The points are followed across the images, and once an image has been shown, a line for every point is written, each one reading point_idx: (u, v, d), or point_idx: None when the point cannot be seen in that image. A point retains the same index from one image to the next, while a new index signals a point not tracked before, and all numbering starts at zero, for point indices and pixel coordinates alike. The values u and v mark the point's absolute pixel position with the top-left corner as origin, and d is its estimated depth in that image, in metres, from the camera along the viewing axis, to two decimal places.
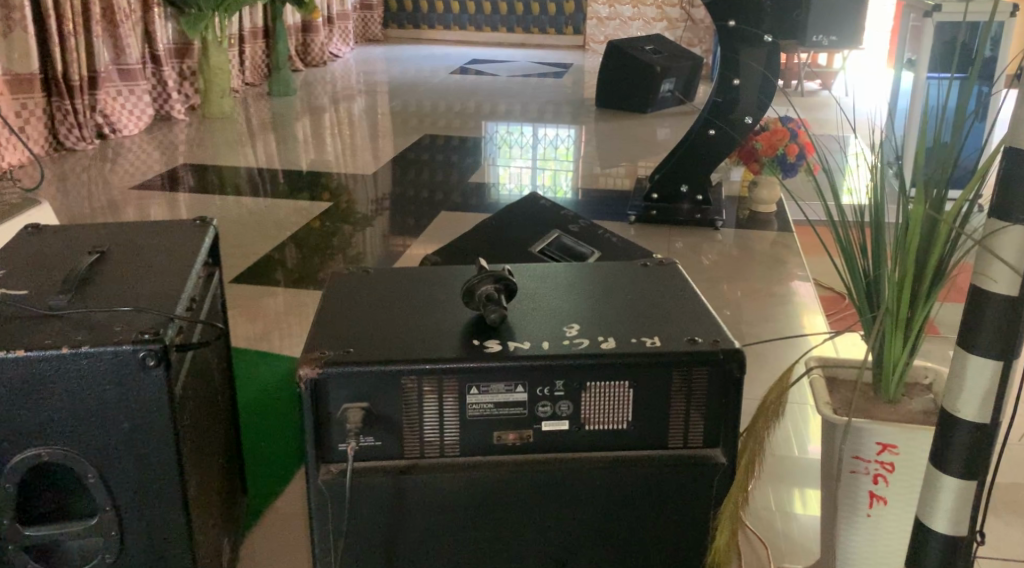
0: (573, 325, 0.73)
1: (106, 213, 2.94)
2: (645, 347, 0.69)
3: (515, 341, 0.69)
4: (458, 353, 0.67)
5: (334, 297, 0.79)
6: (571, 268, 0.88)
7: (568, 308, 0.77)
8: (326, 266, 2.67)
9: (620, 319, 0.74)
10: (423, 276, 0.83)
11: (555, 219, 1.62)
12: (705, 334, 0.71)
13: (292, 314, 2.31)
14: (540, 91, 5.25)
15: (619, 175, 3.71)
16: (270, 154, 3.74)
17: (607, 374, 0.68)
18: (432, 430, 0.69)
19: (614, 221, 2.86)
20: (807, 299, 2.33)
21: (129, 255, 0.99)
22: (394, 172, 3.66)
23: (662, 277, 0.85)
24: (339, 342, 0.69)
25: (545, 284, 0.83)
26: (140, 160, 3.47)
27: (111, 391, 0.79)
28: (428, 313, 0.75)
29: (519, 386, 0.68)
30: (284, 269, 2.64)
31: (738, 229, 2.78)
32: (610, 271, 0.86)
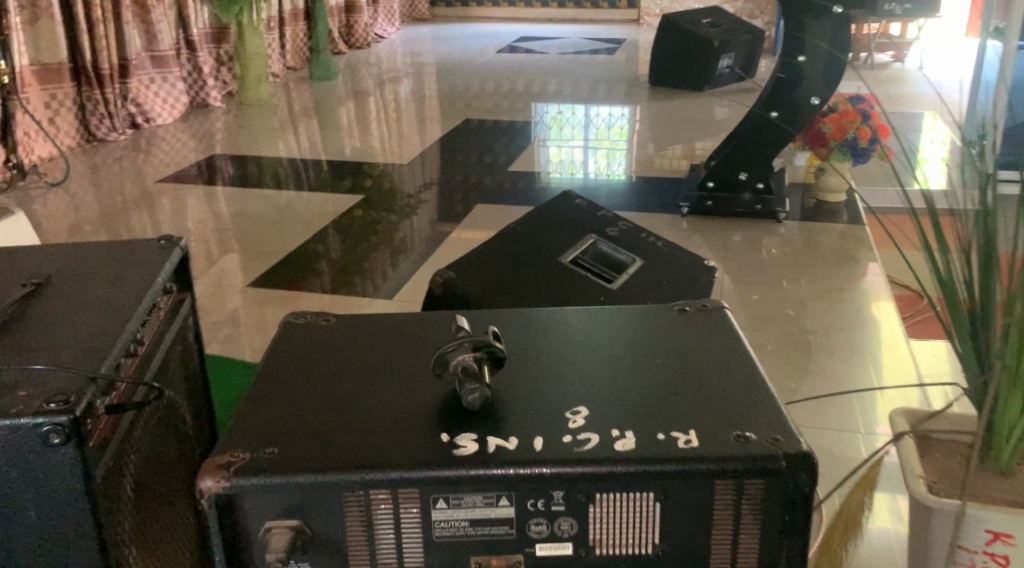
0: (580, 408, 0.55)
1: (139, 206, 2.85)
2: (677, 446, 0.50)
3: (498, 438, 0.51)
4: (420, 455, 0.49)
5: (276, 359, 0.62)
6: (584, 314, 0.70)
7: (576, 379, 0.59)
8: (371, 258, 2.53)
9: (643, 399, 0.56)
10: (395, 327, 0.66)
11: (591, 224, 1.44)
12: (760, 426, 0.52)
13: None
14: (592, 68, 5.02)
15: (675, 157, 3.48)
16: (309, 140, 3.62)
17: (624, 485, 0.50)
18: (389, 552, 0.52)
19: (665, 213, 2.65)
20: (877, 286, 2.16)
21: (70, 286, 0.84)
22: (437, 157, 3.50)
23: (706, 330, 0.66)
24: (262, 434, 0.52)
25: (548, 342, 0.65)
26: (175, 149, 3.38)
27: (13, 473, 0.63)
28: (391, 386, 0.57)
29: (502, 499, 0.50)
30: (328, 260, 2.51)
31: (802, 220, 2.55)
32: (634, 322, 0.68)
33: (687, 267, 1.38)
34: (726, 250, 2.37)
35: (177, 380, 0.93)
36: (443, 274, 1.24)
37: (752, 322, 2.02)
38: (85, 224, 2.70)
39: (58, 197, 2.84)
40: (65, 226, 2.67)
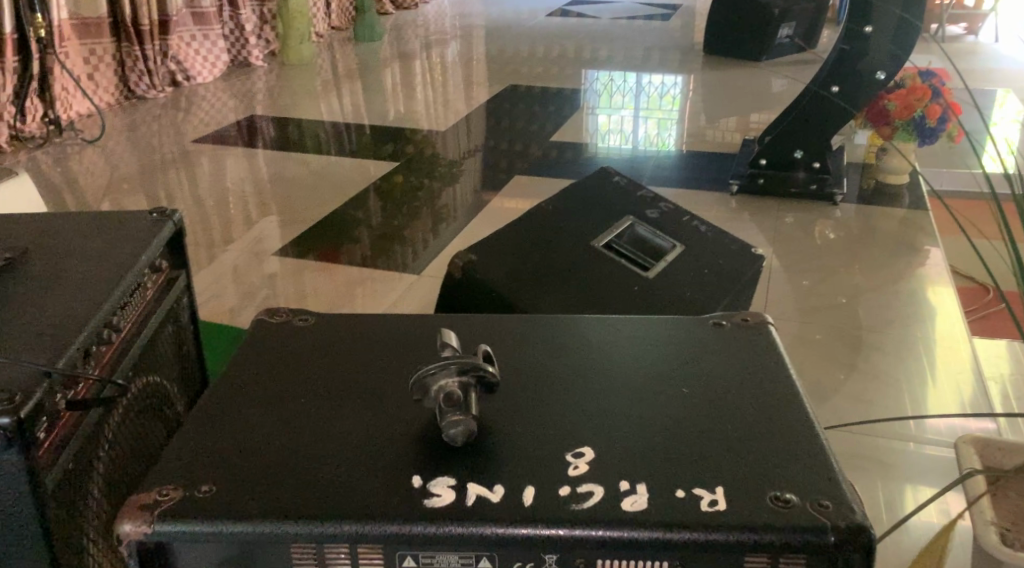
0: (584, 450, 0.52)
1: (177, 164, 2.82)
2: (696, 508, 0.47)
3: (482, 486, 0.49)
4: (375, 506, 0.47)
5: (240, 372, 0.60)
6: (565, 323, 0.67)
7: (562, 407, 0.56)
8: (412, 226, 2.45)
9: (639, 438, 0.53)
10: (368, 338, 0.64)
11: (629, 205, 1.34)
12: (782, 486, 0.49)
13: (356, 284, 2.10)
14: (646, 34, 4.84)
15: (729, 129, 3.32)
16: (352, 103, 3.55)
17: (636, 552, 0.46)
18: None
19: (714, 190, 2.52)
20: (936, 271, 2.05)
21: (47, 266, 0.77)
22: (482, 123, 3.40)
23: (718, 353, 0.62)
24: (229, 468, 0.50)
25: (528, 356, 0.62)
26: (215, 108, 3.34)
27: None
28: (361, 409, 0.56)
29: (480, 558, 0.47)
30: (367, 226, 2.44)
31: (860, 204, 2.39)
32: (620, 335, 0.65)
33: (733, 254, 1.27)
34: (776, 232, 2.24)
35: (166, 364, 0.87)
36: (464, 258, 1.19)
37: (803, 311, 1.89)
38: (121, 181, 2.66)
39: (94, 154, 2.82)
40: (101, 183, 2.64)
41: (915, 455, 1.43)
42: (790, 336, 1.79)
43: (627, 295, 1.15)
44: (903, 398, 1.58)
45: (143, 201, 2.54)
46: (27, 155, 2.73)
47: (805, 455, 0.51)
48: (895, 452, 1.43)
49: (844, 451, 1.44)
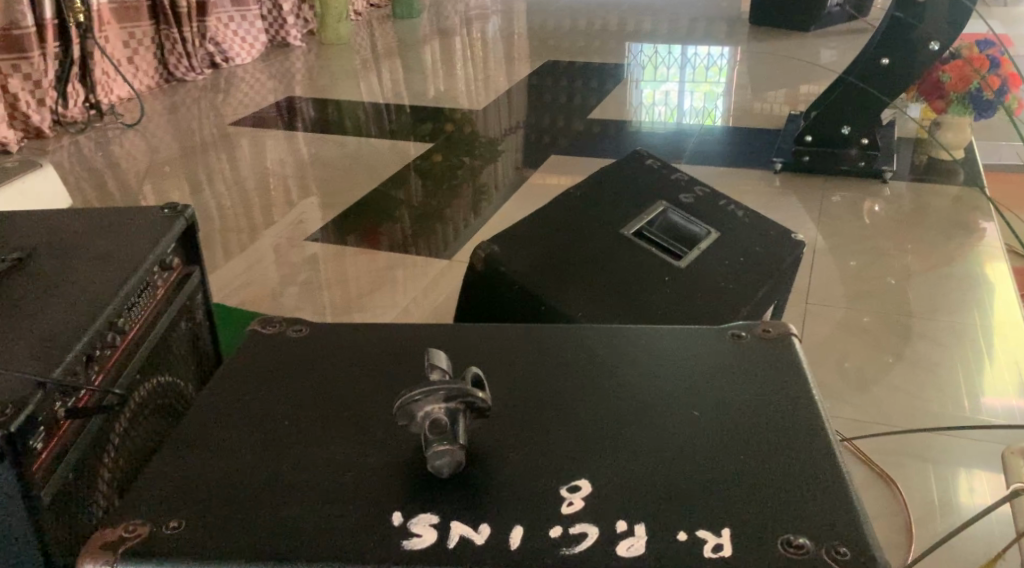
0: (579, 483, 0.52)
1: (216, 147, 2.82)
2: (700, 552, 0.47)
3: (468, 526, 0.49)
4: (351, 546, 0.48)
5: (228, 395, 0.62)
6: (549, 335, 0.68)
7: (549, 433, 0.56)
8: (451, 205, 2.42)
9: (630, 467, 0.53)
10: (358, 355, 0.66)
11: (663, 188, 1.29)
12: (779, 524, 0.49)
13: (394, 266, 2.08)
14: (692, 5, 4.72)
15: (777, 102, 3.21)
16: (392, 81, 3.52)
17: None
18: None
19: (759, 168, 2.43)
20: (994, 249, 1.96)
21: (56, 264, 0.75)
22: (522, 99, 3.34)
23: (713, 374, 0.62)
24: (222, 503, 0.52)
25: (514, 374, 0.63)
26: (254, 89, 3.35)
27: None
28: (348, 434, 0.57)
29: None
30: (407, 206, 2.42)
31: (913, 181, 2.29)
32: (604, 350, 0.65)
33: (772, 241, 1.21)
34: (823, 212, 2.16)
35: (180, 362, 0.85)
36: (486, 249, 1.16)
37: (850, 296, 1.81)
38: (161, 165, 2.68)
39: (135, 137, 2.85)
40: (142, 166, 2.66)
41: (964, 449, 1.35)
42: (833, 322, 1.72)
43: (659, 287, 1.10)
44: (953, 388, 1.51)
45: (182, 185, 2.55)
46: (70, 140, 2.76)
47: (801, 483, 0.52)
48: (943, 447, 1.36)
49: (888, 445, 1.37)
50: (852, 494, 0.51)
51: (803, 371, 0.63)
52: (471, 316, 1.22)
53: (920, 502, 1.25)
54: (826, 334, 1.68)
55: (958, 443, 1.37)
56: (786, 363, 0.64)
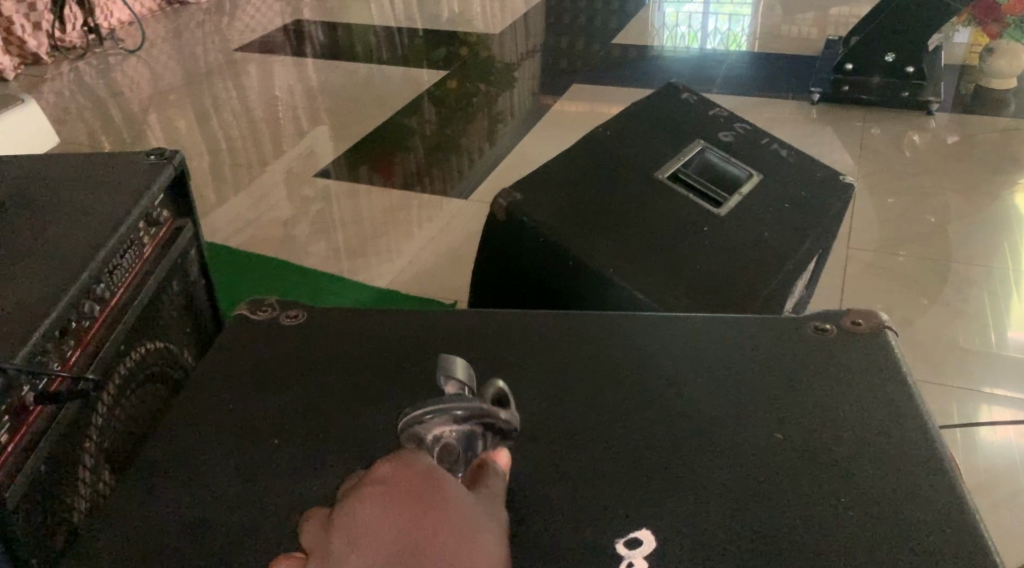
0: (640, 534, 0.48)
1: (222, 73, 2.70)
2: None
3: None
4: None
5: (220, 396, 0.59)
6: (597, 329, 0.64)
7: (607, 455, 0.53)
8: (465, 133, 2.31)
9: (699, 508, 0.49)
10: (361, 346, 0.63)
11: (701, 126, 1.18)
12: None
13: (408, 200, 1.99)
14: None
15: (810, 22, 3.03)
16: (404, 3, 3.36)
17: None
18: None
19: (793, 98, 2.29)
20: None
21: (24, 222, 0.67)
22: (540, 21, 3.17)
23: (745, 382, 0.59)
24: (242, 534, 0.49)
25: (562, 383, 0.59)
26: (261, 11, 3.21)
27: None
28: (358, 446, 0.54)
29: None
30: (419, 135, 2.30)
31: (959, 113, 2.15)
32: (655, 354, 0.62)
33: (820, 184, 1.11)
34: (863, 146, 2.03)
35: (175, 327, 0.78)
36: (507, 197, 1.06)
37: (889, 237, 1.70)
38: (164, 92, 2.57)
39: (138, 63, 2.73)
40: (144, 94, 2.55)
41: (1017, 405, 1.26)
42: (868, 265, 1.62)
43: (694, 236, 1.01)
44: (987, 336, 1.42)
45: (187, 114, 2.45)
46: (69, 66, 2.65)
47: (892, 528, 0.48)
48: (992, 403, 1.26)
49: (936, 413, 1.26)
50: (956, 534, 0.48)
51: (888, 378, 0.59)
52: (495, 267, 1.12)
53: (971, 472, 1.15)
54: (861, 276, 1.58)
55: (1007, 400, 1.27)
56: (864, 369, 0.60)
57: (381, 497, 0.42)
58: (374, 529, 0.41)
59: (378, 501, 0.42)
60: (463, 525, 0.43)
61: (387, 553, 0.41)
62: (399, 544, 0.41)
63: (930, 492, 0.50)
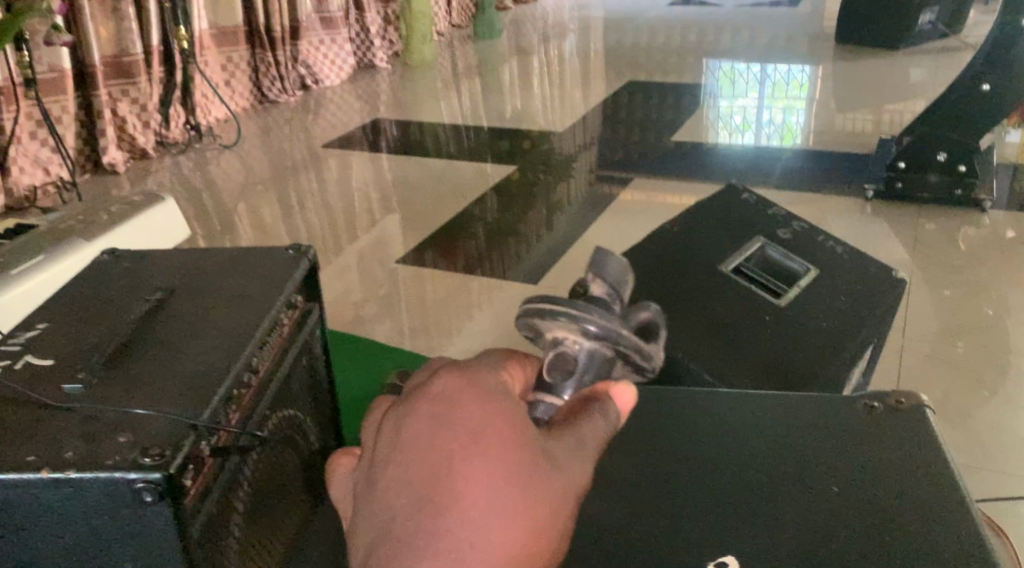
0: (727, 560, 0.59)
1: (306, 167, 2.92)
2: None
3: None
4: None
5: None
6: (666, 406, 0.78)
7: (688, 503, 0.65)
8: (527, 221, 2.45)
9: (766, 546, 0.60)
10: None
11: (761, 223, 1.29)
12: None
13: (478, 285, 2.12)
14: (776, 21, 4.66)
15: (863, 119, 3.15)
16: (472, 101, 3.58)
17: None
18: None
19: (847, 193, 2.39)
20: None
21: (189, 305, 0.80)
22: (600, 117, 3.35)
23: (807, 448, 0.69)
24: None
25: (645, 450, 0.72)
26: (342, 110, 3.46)
27: (106, 530, 0.59)
28: None
29: None
30: (484, 223, 2.45)
31: (1011, 210, 2.22)
32: (716, 425, 0.74)
33: (872, 279, 1.20)
34: (917, 239, 2.11)
35: (302, 404, 0.90)
36: None
37: (944, 328, 1.76)
38: (254, 183, 2.79)
39: (231, 157, 2.97)
40: (237, 185, 2.77)
41: None
42: (924, 355, 1.67)
43: (758, 327, 1.11)
44: None
45: (274, 204, 2.65)
46: (171, 159, 2.89)
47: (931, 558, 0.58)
48: None
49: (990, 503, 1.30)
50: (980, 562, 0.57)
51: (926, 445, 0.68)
52: None
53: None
54: (916, 366, 1.63)
55: None
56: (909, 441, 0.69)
57: (430, 413, 0.56)
58: (417, 438, 0.55)
59: (428, 409, 0.56)
60: (509, 448, 0.54)
61: (419, 463, 0.54)
62: (439, 457, 0.54)
63: (967, 538, 0.59)
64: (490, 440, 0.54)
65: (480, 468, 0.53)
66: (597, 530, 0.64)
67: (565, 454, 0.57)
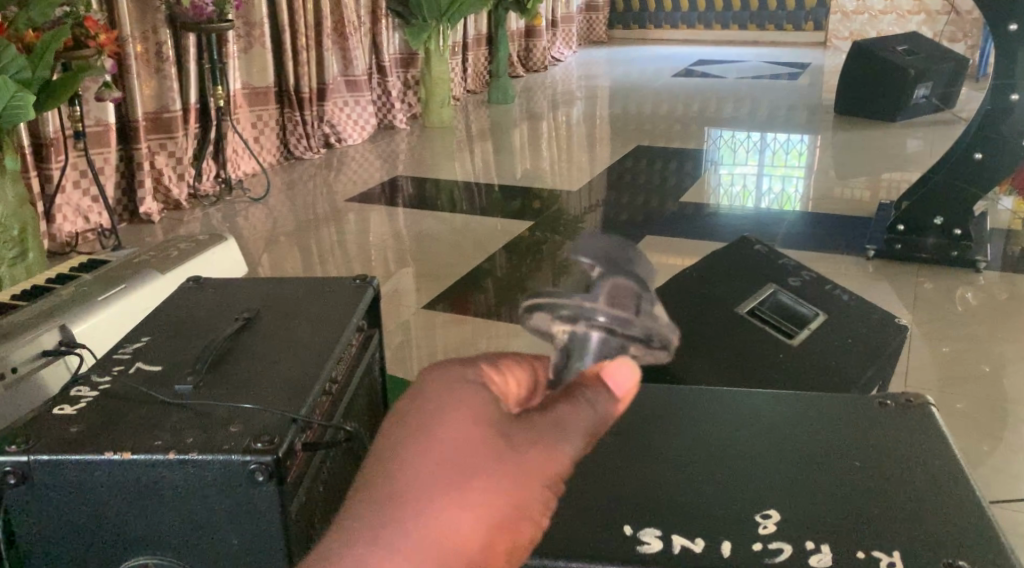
0: (770, 512, 0.61)
1: (328, 220, 3.04)
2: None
3: (680, 537, 0.59)
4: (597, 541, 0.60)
5: None
6: (666, 399, 0.80)
7: (709, 468, 0.67)
8: (537, 276, 2.55)
9: (806, 497, 0.63)
10: None
11: (771, 272, 1.40)
12: (945, 546, 0.57)
13: (496, 333, 2.21)
14: (776, 93, 4.87)
15: (860, 186, 3.29)
16: (486, 161, 3.74)
17: None
18: None
19: (849, 254, 2.51)
20: None
21: (273, 324, 0.90)
22: (609, 179, 3.50)
23: (841, 424, 0.74)
24: None
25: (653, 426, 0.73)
26: (362, 167, 3.62)
27: (218, 507, 0.68)
28: None
29: None
30: (495, 278, 2.55)
31: (1005, 271, 2.34)
32: (748, 402, 0.78)
33: (874, 324, 1.30)
34: (917, 298, 2.21)
35: (364, 420, 0.98)
36: None
37: (944, 380, 1.84)
38: (280, 234, 2.90)
39: (257, 209, 3.09)
40: (262, 235, 2.89)
41: None
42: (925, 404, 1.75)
43: (772, 362, 1.22)
44: None
45: (295, 254, 2.75)
46: (201, 210, 3.02)
47: (959, 516, 0.61)
48: None
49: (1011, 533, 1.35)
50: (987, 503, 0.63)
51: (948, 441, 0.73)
52: None
53: None
54: None
55: None
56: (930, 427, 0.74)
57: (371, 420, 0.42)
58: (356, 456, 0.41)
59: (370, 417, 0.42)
60: (447, 472, 0.38)
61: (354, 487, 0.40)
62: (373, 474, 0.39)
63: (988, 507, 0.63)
64: (424, 455, 0.39)
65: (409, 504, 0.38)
66: (629, 497, 0.64)
67: (553, 437, 0.40)
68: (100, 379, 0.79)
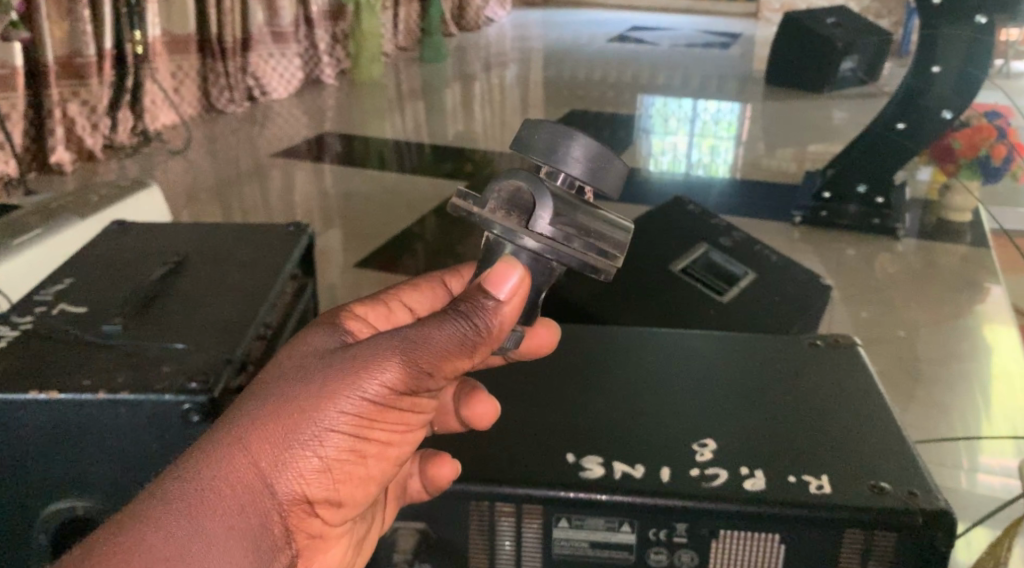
0: (706, 442, 0.64)
1: (252, 176, 2.95)
2: (808, 491, 0.58)
3: (622, 466, 0.61)
4: (539, 473, 0.61)
5: None
6: (602, 340, 0.81)
7: (642, 406, 0.69)
8: (466, 238, 2.54)
9: (739, 431, 0.65)
10: None
11: (703, 233, 1.44)
12: (870, 472, 0.61)
13: None
14: (708, 62, 4.95)
15: (785, 157, 3.37)
16: (417, 121, 3.68)
17: (753, 526, 0.58)
18: (507, 545, 0.62)
19: (774, 220, 2.59)
20: (995, 308, 2.04)
21: (204, 266, 0.88)
22: None
23: (770, 362, 0.76)
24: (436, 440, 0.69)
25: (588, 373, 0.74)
26: (289, 123, 3.52)
27: (151, 449, 0.66)
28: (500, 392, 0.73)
29: (624, 525, 0.60)
30: (423, 240, 2.52)
31: (921, 240, 2.44)
32: (680, 343, 0.80)
33: (803, 285, 1.34)
34: (840, 266, 2.29)
35: None
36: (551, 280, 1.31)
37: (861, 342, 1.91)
38: (201, 189, 2.81)
39: (177, 163, 2.98)
40: (181, 191, 2.78)
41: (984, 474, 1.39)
42: None
43: (703, 316, 1.25)
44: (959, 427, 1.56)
45: (215, 210, 2.67)
46: (117, 162, 2.90)
47: (885, 448, 0.64)
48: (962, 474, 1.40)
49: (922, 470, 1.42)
50: (911, 439, 0.66)
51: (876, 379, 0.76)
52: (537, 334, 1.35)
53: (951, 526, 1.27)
54: None
55: (968, 471, 1.40)
56: (859, 368, 0.76)
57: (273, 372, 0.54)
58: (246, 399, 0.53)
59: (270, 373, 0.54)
60: (277, 453, 0.49)
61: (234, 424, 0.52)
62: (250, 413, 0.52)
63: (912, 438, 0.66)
64: (266, 421, 0.50)
65: (259, 470, 0.49)
66: (564, 431, 0.66)
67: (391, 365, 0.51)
68: (21, 319, 0.76)
